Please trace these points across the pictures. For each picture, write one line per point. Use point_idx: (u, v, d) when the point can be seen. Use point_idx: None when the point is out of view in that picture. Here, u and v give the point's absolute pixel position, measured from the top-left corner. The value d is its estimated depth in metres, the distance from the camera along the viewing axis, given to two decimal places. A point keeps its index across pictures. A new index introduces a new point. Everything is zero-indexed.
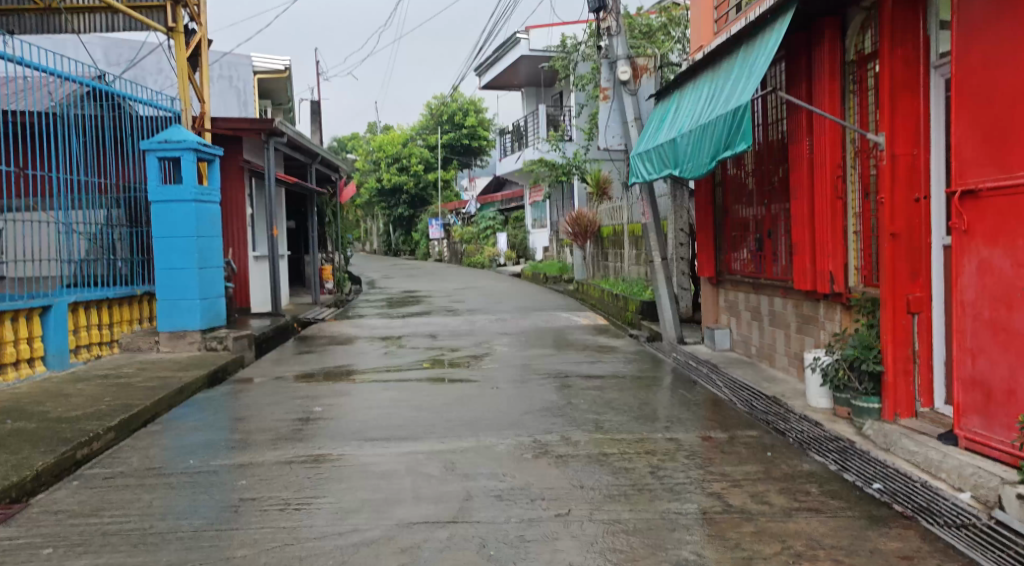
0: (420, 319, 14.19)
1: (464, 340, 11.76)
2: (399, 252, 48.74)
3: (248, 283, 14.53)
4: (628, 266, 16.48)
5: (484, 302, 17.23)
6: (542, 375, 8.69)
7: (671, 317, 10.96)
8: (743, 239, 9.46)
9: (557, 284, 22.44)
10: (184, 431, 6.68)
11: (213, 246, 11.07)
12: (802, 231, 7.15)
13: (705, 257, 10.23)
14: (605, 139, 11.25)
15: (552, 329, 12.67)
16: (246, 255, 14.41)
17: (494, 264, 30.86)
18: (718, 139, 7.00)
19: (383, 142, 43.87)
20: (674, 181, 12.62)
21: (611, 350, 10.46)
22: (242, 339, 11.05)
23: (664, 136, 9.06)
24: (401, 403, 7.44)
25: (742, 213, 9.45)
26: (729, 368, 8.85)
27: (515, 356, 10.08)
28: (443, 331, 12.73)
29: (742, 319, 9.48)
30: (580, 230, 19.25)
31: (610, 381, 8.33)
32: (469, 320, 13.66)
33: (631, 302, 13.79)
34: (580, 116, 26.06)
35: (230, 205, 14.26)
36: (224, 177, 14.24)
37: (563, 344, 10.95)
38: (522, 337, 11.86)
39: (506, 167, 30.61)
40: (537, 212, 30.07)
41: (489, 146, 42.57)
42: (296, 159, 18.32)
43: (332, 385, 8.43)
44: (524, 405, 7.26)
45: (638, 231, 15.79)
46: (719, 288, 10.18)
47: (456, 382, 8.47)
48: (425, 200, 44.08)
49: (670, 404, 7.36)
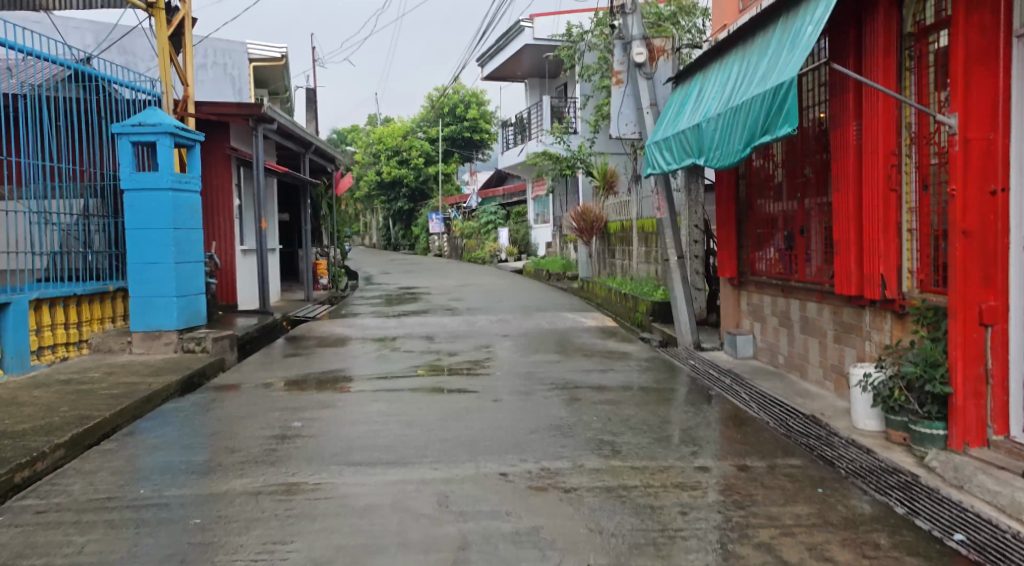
0: (417, 318, 13.37)
1: (463, 343, 10.93)
2: (398, 246, 47.96)
3: (233, 279, 13.70)
4: (637, 264, 15.68)
5: (484, 301, 16.42)
6: (549, 386, 7.86)
7: (687, 320, 10.12)
8: (769, 236, 8.66)
9: (560, 281, 21.64)
10: (142, 451, 5.85)
11: (193, 239, 10.22)
12: (846, 228, 6.33)
13: (726, 257, 9.40)
14: (617, 126, 10.36)
15: (558, 331, 11.85)
16: (232, 249, 13.60)
17: (495, 260, 30.11)
18: (754, 122, 6.14)
19: (383, 134, 43.01)
20: (690, 174, 11.81)
21: (622, 356, 9.63)
22: (224, 340, 10.11)
23: (685, 122, 8.23)
24: (391, 418, 6.61)
25: (769, 208, 8.64)
26: (755, 380, 8.03)
27: (519, 362, 9.26)
28: (440, 332, 11.91)
29: (767, 325, 8.67)
30: (586, 226, 18.47)
31: (624, 394, 7.50)
32: (468, 320, 12.84)
33: (642, 303, 12.98)
34: (585, 107, 25.22)
35: (216, 195, 13.44)
36: (208, 165, 13.41)
37: (570, 349, 10.11)
38: (526, 340, 11.03)
39: (508, 161, 29.78)
40: (540, 207, 29.26)
41: (491, 139, 41.73)
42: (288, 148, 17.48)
43: (317, 395, 7.61)
44: (529, 422, 6.43)
45: (648, 227, 14.96)
46: (740, 290, 9.36)
47: (454, 392, 7.65)
48: (425, 193, 43.27)
49: (695, 421, 6.53)
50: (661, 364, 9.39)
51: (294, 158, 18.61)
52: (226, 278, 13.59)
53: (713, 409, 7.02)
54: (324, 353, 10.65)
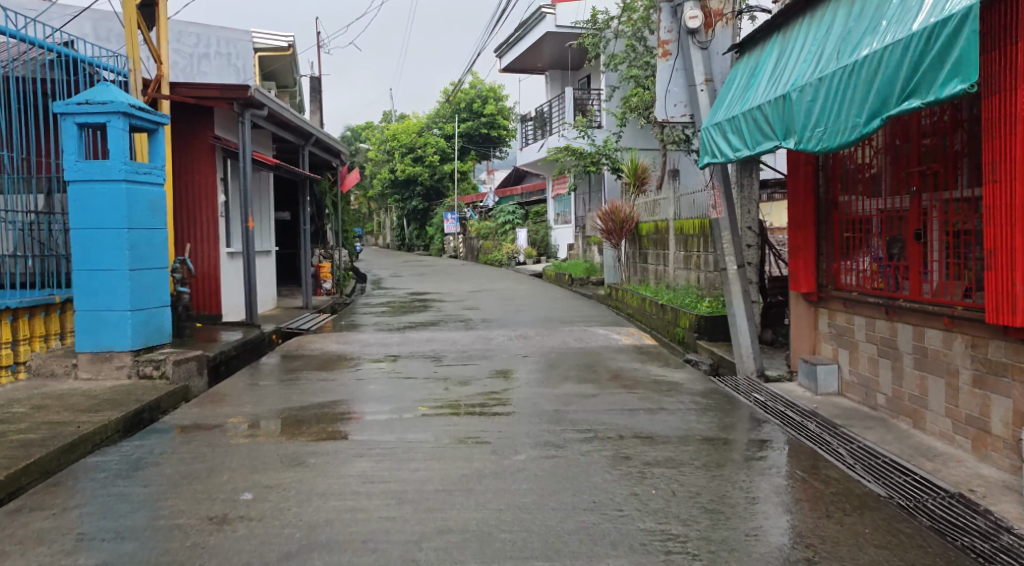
0: (425, 331, 11.73)
1: (477, 365, 9.23)
2: (412, 247, 46.37)
3: (215, 286, 12.03)
4: (674, 271, 13.98)
5: (501, 311, 14.74)
6: (584, 433, 6.14)
7: (749, 343, 8.33)
8: (862, 242, 6.93)
9: (584, 287, 19.92)
10: (23, 547, 4.18)
11: (158, 241, 8.52)
12: (1009, 233, 4.70)
13: (802, 268, 7.61)
14: (664, 108, 8.51)
15: (589, 350, 10.11)
16: (216, 253, 11.97)
17: (513, 262, 28.43)
18: (894, 80, 4.52)
19: (397, 131, 41.34)
20: (742, 167, 10.01)
21: (671, 386, 7.90)
22: (189, 363, 8.32)
23: (759, 97, 6.42)
24: (376, 486, 4.95)
25: (861, 208, 6.91)
26: (847, 426, 6.29)
27: (546, 395, 7.54)
28: (450, 351, 10.19)
29: (860, 356, 6.92)
30: (616, 227, 16.67)
31: (684, 448, 5.78)
32: (483, 335, 11.14)
33: (684, 316, 11.29)
34: (610, 99, 23.45)
35: (198, 192, 11.78)
36: (189, 157, 11.73)
37: (607, 378, 8.37)
38: (552, 362, 9.31)
39: (527, 157, 28.03)
40: (560, 206, 27.55)
41: (508, 136, 40.00)
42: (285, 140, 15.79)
43: (289, 444, 5.92)
44: (564, 498, 4.73)
45: (688, 229, 13.21)
46: (820, 308, 7.58)
47: (463, 441, 5.96)
48: (441, 191, 41.67)
49: (789, 495, 4.81)
50: (721, 399, 7.62)
51: (291, 152, 16.91)
52: (208, 286, 11.97)
53: (805, 472, 5.28)
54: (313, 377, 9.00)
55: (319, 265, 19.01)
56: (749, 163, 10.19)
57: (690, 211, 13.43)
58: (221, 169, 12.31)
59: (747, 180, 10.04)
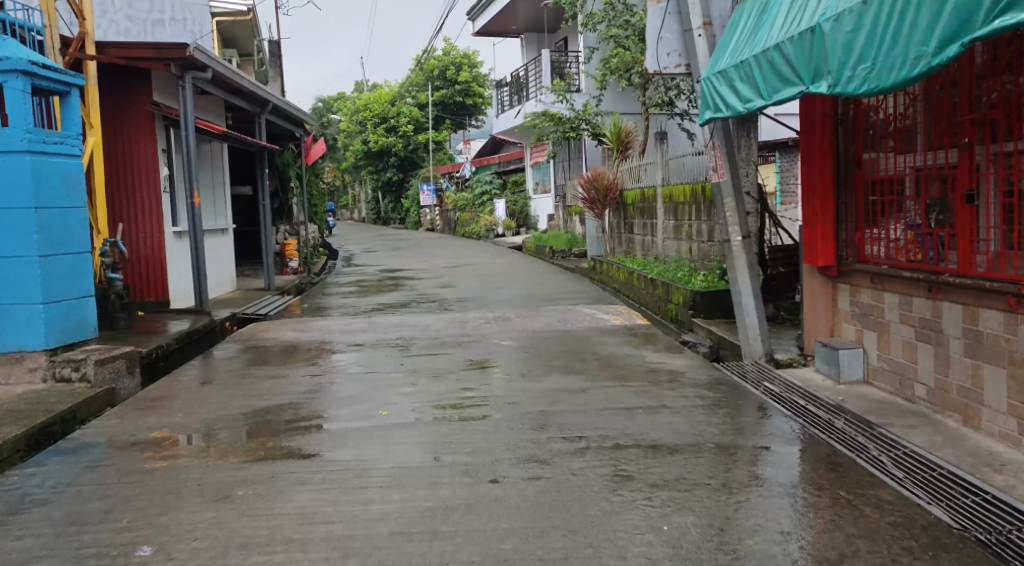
0: (393, 314, 10.67)
1: (449, 354, 8.19)
2: (389, 221, 45.15)
3: (157, 271, 10.91)
4: (664, 241, 12.99)
5: (479, 288, 13.71)
6: (574, 443, 5.12)
7: (756, 322, 7.30)
8: (892, 206, 5.92)
9: (566, 260, 18.93)
10: None
11: (77, 222, 7.45)
12: None
13: (820, 237, 6.53)
14: (656, 58, 7.44)
15: (575, 333, 9.08)
16: (159, 232, 10.86)
17: (491, 234, 27.36)
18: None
19: (369, 101, 39.95)
20: (742, 123, 8.95)
21: (671, 376, 6.88)
22: (116, 362, 7.23)
23: (776, 35, 5.32)
24: (316, 530, 3.94)
25: (894, 166, 5.88)
26: (885, 422, 5.30)
27: (528, 391, 6.51)
28: (420, 337, 9.14)
29: (892, 340, 5.90)
30: (599, 195, 15.61)
31: (697, 462, 4.76)
32: (458, 317, 10.10)
33: (679, 293, 10.34)
34: (589, 61, 22.33)
35: (137, 165, 10.70)
36: (125, 127, 10.65)
37: (596, 367, 7.33)
38: (534, 349, 8.28)
39: (504, 124, 26.89)
40: (539, 175, 26.47)
41: (484, 104, 38.80)
42: (239, 107, 14.58)
43: (217, 466, 4.86)
44: (554, 545, 3.73)
45: (680, 196, 12.21)
46: (840, 283, 6.55)
47: (430, 458, 4.93)
48: (416, 162, 40.44)
49: (837, 529, 3.81)
50: (730, 389, 6.58)
51: (247, 122, 15.69)
52: (153, 270, 10.87)
53: (848, 492, 4.27)
54: (264, 370, 7.94)
55: (285, 242, 18.02)
56: (748, 120, 9.15)
57: (679, 176, 12.41)
58: (163, 140, 11.22)
59: (747, 139, 8.99)
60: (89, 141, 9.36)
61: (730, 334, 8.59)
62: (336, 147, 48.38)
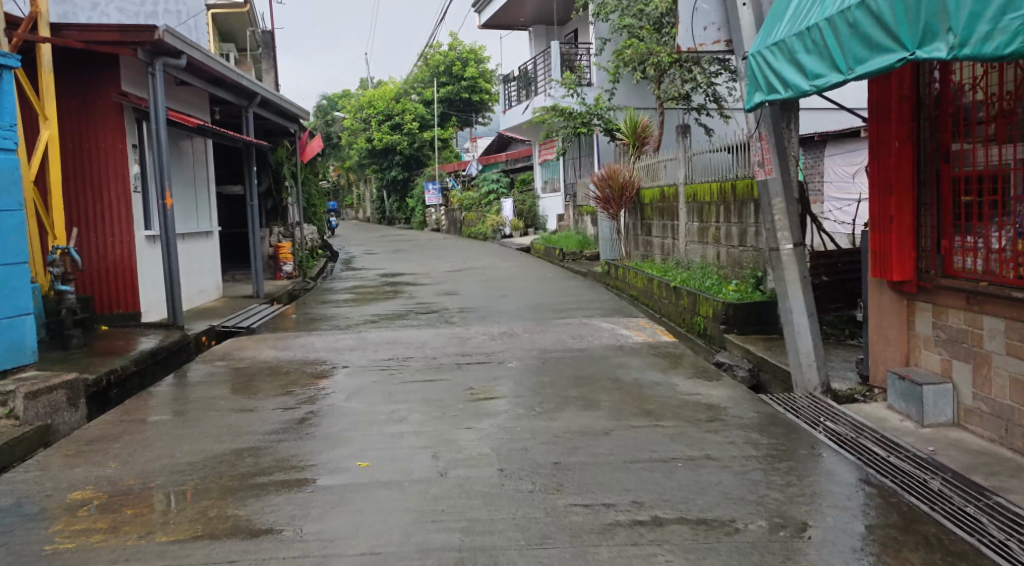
0: (386, 328, 9.56)
1: (447, 379, 7.06)
2: (394, 221, 44.04)
3: (125, 281, 9.79)
4: (687, 245, 11.86)
5: (484, 296, 12.60)
6: (601, 515, 4.01)
7: (810, 346, 6.14)
8: (993, 209, 4.84)
9: (577, 263, 17.82)
10: None
11: (9, 228, 6.34)
12: None
13: (895, 246, 5.38)
14: (690, 33, 6.30)
15: (592, 352, 7.95)
16: (127, 237, 9.75)
17: (498, 235, 26.23)
18: None
19: (373, 97, 38.85)
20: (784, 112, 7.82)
21: (711, 411, 5.73)
22: (53, 394, 6.10)
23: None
24: None
25: (999, 159, 4.77)
26: (997, 485, 4.18)
27: (539, 433, 5.39)
28: (415, 356, 8.01)
29: (994, 376, 4.80)
30: (614, 195, 14.46)
31: (764, 549, 3.67)
32: (458, 332, 8.97)
33: (708, 305, 9.26)
34: (602, 53, 21.19)
35: (102, 163, 9.59)
36: (90, 119, 9.55)
37: (619, 399, 6.20)
38: (547, 372, 7.15)
39: (511, 120, 25.76)
40: (548, 173, 25.32)
41: (491, 101, 37.70)
42: (224, 99, 13.47)
43: (139, 548, 3.79)
44: None
45: (705, 195, 11.10)
46: (917, 302, 5.41)
47: (414, 537, 3.83)
48: (421, 161, 39.33)
49: None
50: (784, 429, 5.43)
51: (235, 116, 14.58)
52: (121, 279, 9.77)
53: None
54: (234, 396, 6.85)
55: (279, 244, 16.94)
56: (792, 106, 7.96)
57: (705, 173, 11.26)
58: (134, 135, 10.06)
59: (790, 130, 7.82)
60: (42, 135, 8.29)
61: (771, 356, 7.47)
62: (340, 145, 47.25)
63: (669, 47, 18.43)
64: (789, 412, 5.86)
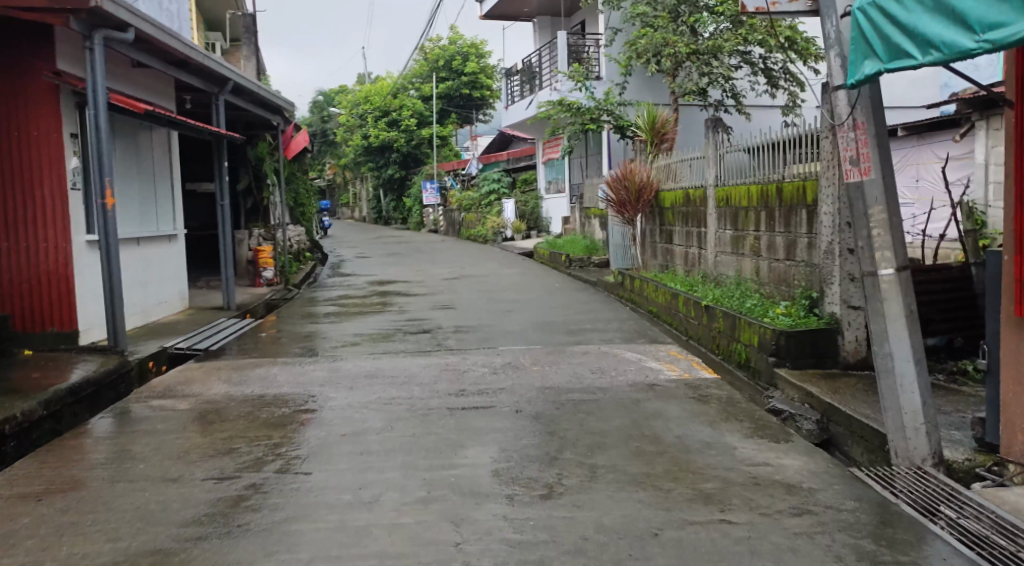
0: (366, 356, 8.06)
1: (435, 433, 5.55)
2: (391, 221, 42.50)
3: (61, 294, 8.26)
4: (717, 256, 10.37)
5: (483, 311, 11.11)
6: None
7: (918, 406, 4.65)
8: None
9: (585, 270, 16.34)
10: None
11: None
12: None
13: None
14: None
15: (616, 394, 6.44)
16: (64, 241, 8.24)
17: (499, 238, 24.71)
18: None
19: (369, 93, 37.36)
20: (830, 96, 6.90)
21: (792, 498, 4.24)
22: None
23: None
24: None
25: None
26: None
27: (562, 536, 3.90)
28: (398, 397, 6.49)
29: None
30: (630, 197, 12.91)
31: None
32: (451, 363, 7.45)
33: (753, 332, 7.76)
34: (612, 44, 19.71)
35: (35, 154, 8.09)
36: (19, 102, 8.03)
37: (662, 471, 4.70)
38: (561, 425, 5.65)
39: (514, 117, 24.26)
40: (553, 173, 23.83)
41: (491, 97, 36.23)
42: (192, 86, 11.95)
43: None
44: None
45: (741, 199, 9.59)
46: None
47: None
48: (419, 159, 37.82)
49: None
50: (903, 531, 3.98)
51: (207, 106, 13.09)
52: (54, 291, 8.24)
53: None
54: (163, 449, 5.36)
55: (258, 248, 15.46)
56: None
57: (739, 175, 9.77)
58: (74, 122, 8.50)
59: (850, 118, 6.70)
60: None
61: (842, 402, 5.98)
62: (336, 141, 45.69)
63: (686, 38, 17.00)
64: (890, 492, 4.43)
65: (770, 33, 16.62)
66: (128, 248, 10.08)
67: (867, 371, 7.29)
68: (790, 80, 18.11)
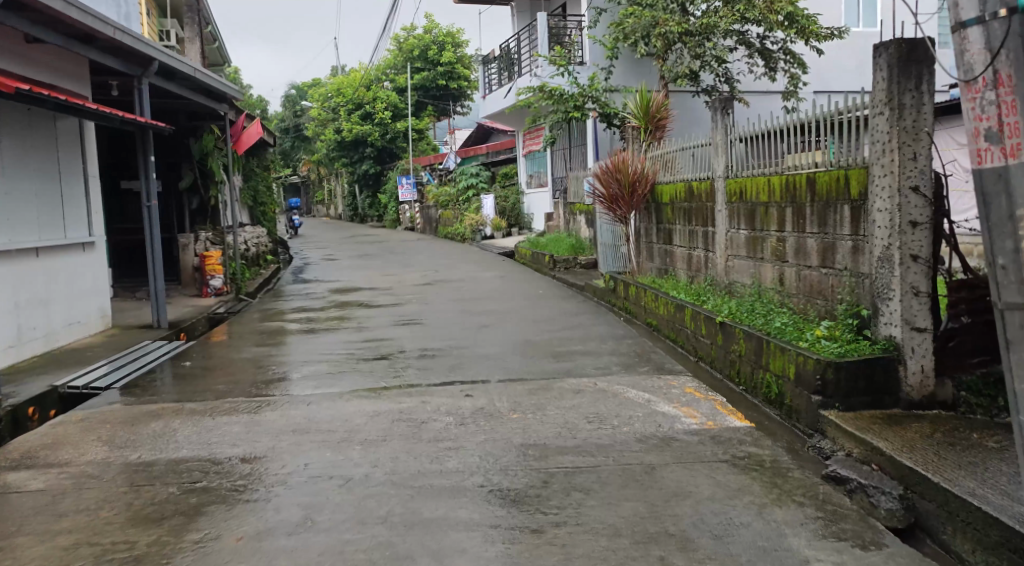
0: (304, 397, 6.44)
1: (374, 535, 3.98)
2: (366, 218, 40.71)
3: None
4: (729, 260, 8.76)
5: (454, 327, 9.53)
6: None
7: None
8: None
9: (572, 273, 14.76)
10: None
11: None
12: None
13: None
14: None
15: (621, 456, 4.88)
16: None
17: (478, 236, 23.03)
18: None
19: (342, 85, 35.57)
20: (904, 66, 5.63)
21: None
22: None
23: None
24: None
25: None
26: None
27: None
28: (332, 466, 4.91)
29: None
30: (623, 192, 11.27)
31: None
32: (405, 408, 5.84)
33: (787, 360, 6.12)
34: (597, 25, 18.07)
35: None
36: None
37: None
38: (550, 519, 4.09)
39: (492, 107, 22.59)
40: (534, 166, 22.18)
41: (469, 88, 34.54)
42: (110, 68, 10.28)
43: None
44: None
45: (760, 191, 7.92)
46: None
47: None
48: (394, 153, 36.05)
49: None
50: None
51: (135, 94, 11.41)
52: None
53: None
54: None
55: (205, 253, 13.80)
56: (920, 47, 5.64)
57: (756, 163, 8.16)
58: None
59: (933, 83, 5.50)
60: None
61: (930, 467, 4.40)
62: (309, 136, 43.77)
63: (678, 16, 15.39)
64: None
65: (769, 11, 15.05)
66: (20, 261, 8.45)
67: (936, 411, 5.70)
68: (791, 62, 16.45)
